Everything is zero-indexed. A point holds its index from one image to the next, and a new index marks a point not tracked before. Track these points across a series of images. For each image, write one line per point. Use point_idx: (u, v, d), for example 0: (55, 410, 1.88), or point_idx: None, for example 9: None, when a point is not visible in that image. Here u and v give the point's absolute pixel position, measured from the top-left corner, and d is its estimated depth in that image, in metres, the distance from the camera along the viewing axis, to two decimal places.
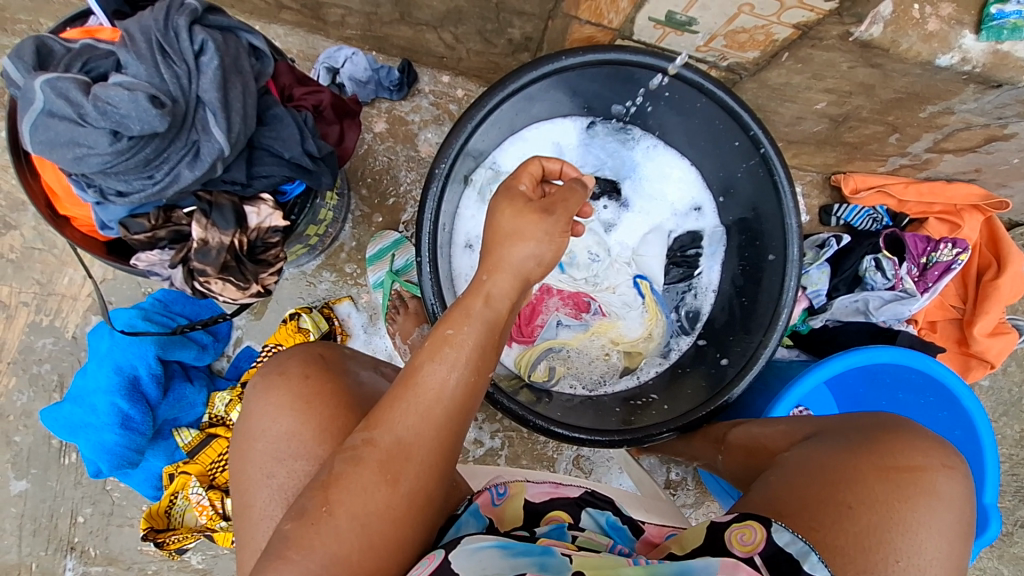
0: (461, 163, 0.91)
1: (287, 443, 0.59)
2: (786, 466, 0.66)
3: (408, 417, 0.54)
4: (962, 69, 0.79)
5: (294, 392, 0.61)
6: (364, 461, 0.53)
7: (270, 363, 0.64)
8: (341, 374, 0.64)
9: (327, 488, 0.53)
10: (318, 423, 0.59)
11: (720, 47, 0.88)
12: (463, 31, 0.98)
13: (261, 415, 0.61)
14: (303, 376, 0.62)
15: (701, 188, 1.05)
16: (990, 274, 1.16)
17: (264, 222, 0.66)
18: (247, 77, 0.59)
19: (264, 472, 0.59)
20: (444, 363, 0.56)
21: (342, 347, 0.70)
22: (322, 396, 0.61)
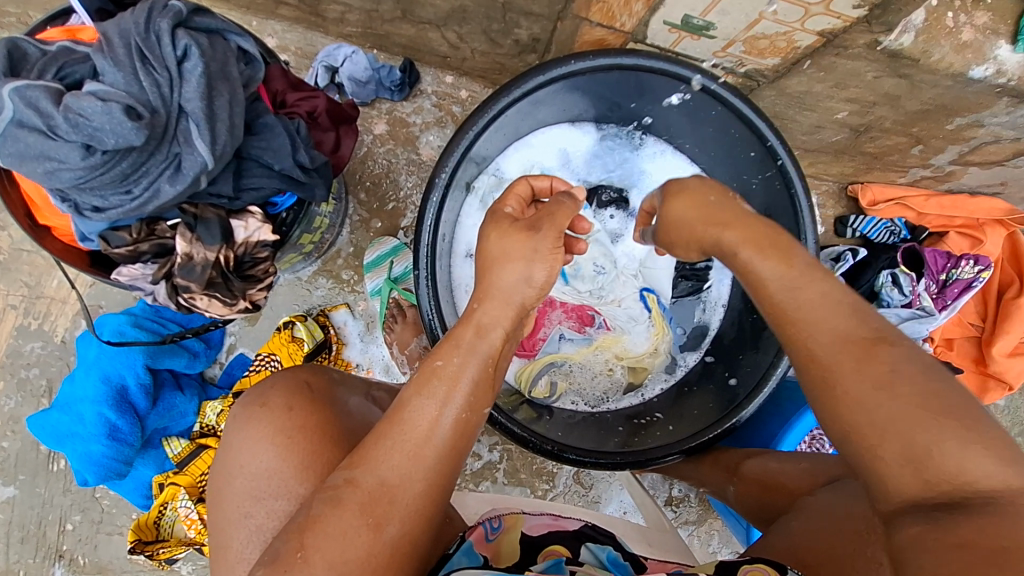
0: (464, 169, 0.87)
1: (268, 481, 0.55)
2: (812, 513, 0.63)
3: (393, 455, 0.52)
4: (997, 81, 0.75)
5: (276, 426, 0.57)
6: (343, 503, 0.50)
7: (253, 393, 0.60)
8: (329, 406, 0.61)
9: (303, 533, 0.49)
10: (299, 461, 0.55)
11: (738, 53, 0.84)
12: (467, 30, 0.94)
13: (238, 450, 0.57)
14: (287, 408, 0.58)
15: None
16: (1012, 292, 1.12)
17: (252, 237, 0.63)
18: (235, 84, 0.56)
19: (242, 511, 0.55)
20: (433, 398, 0.55)
21: (329, 372, 0.67)
22: (306, 430, 0.57)
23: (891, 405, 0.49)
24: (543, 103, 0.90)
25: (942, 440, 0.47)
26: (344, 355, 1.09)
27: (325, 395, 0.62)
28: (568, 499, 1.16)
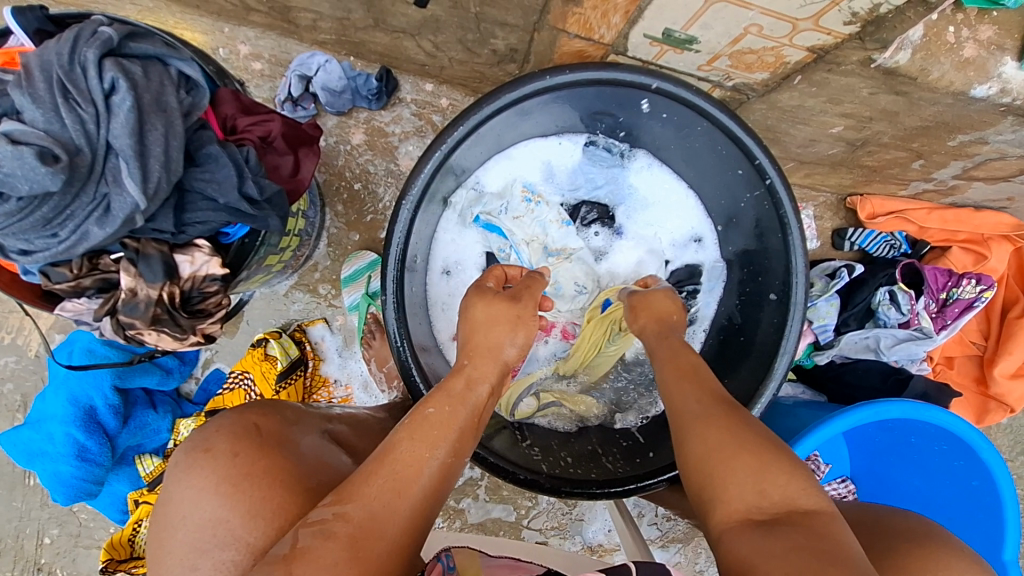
0: (440, 181, 0.83)
1: (213, 531, 0.52)
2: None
3: (384, 493, 0.49)
4: (1001, 101, 0.70)
5: (221, 474, 0.54)
6: (334, 536, 0.46)
7: (198, 436, 0.58)
8: (277, 447, 0.58)
9: (289, 563, 0.45)
10: (247, 508, 0.52)
11: (724, 67, 0.79)
12: (443, 39, 0.90)
13: (181, 500, 0.54)
14: (231, 454, 0.55)
15: (702, 217, 0.97)
16: (1016, 311, 1.07)
17: (199, 270, 0.61)
18: (171, 115, 0.54)
19: (188, 565, 0.51)
20: (422, 439, 0.53)
21: (282, 411, 0.65)
22: (252, 475, 0.54)
23: (738, 436, 0.58)
24: (525, 116, 0.85)
25: (774, 464, 0.55)
26: (322, 371, 1.06)
27: (276, 437, 0.59)
28: (550, 516, 1.14)
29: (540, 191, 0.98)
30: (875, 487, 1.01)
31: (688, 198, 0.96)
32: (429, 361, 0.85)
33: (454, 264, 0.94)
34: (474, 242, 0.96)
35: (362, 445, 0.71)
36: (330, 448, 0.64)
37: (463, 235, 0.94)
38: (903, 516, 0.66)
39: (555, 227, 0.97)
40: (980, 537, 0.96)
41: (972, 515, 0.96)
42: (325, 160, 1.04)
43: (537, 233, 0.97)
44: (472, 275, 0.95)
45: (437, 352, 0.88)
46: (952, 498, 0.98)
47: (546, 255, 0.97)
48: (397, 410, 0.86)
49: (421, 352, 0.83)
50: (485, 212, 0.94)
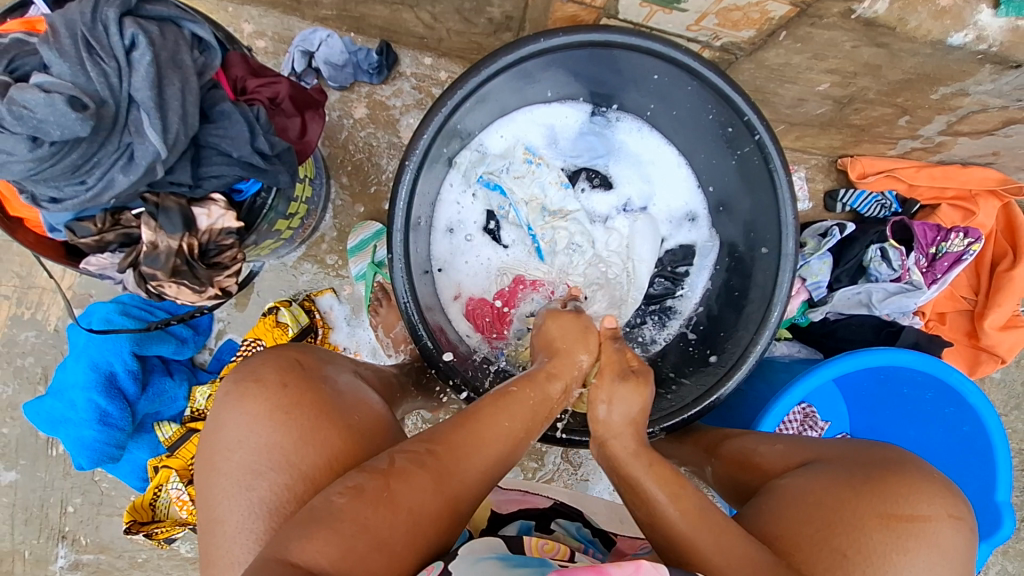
0: (444, 142, 0.86)
1: (267, 455, 0.55)
2: (785, 501, 0.66)
3: (471, 448, 0.57)
4: (978, 48, 0.73)
5: (272, 402, 0.58)
6: (426, 467, 0.54)
7: (244, 369, 0.61)
8: (319, 381, 0.61)
9: (387, 477, 0.52)
10: (298, 435, 0.56)
11: (711, 26, 0.82)
12: (440, 10, 0.93)
13: (233, 426, 0.57)
14: (281, 384, 0.59)
15: (698, 195, 1.00)
16: (1005, 264, 1.10)
17: (216, 223, 0.65)
18: (186, 73, 0.58)
19: (245, 484, 0.55)
20: (505, 411, 0.60)
21: (316, 351, 0.67)
22: (301, 405, 0.58)
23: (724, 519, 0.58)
24: (526, 79, 0.89)
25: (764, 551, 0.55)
26: (331, 339, 1.10)
27: (315, 372, 0.63)
28: (557, 477, 1.17)
29: (541, 155, 1.02)
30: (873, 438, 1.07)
31: (680, 164, 0.99)
32: (433, 317, 0.88)
33: (456, 222, 0.97)
34: (476, 201, 0.99)
35: (382, 389, 0.75)
36: (362, 388, 0.67)
37: (467, 195, 0.98)
38: (880, 448, 0.70)
39: (554, 188, 1.01)
40: (973, 482, 0.99)
41: (965, 460, 0.99)
42: (328, 135, 1.08)
43: (537, 194, 1.01)
44: (473, 233, 0.99)
45: (440, 311, 0.92)
46: (944, 446, 1.01)
47: (542, 214, 1.01)
48: (408, 368, 0.90)
49: (427, 311, 0.87)
50: (489, 171, 0.99)
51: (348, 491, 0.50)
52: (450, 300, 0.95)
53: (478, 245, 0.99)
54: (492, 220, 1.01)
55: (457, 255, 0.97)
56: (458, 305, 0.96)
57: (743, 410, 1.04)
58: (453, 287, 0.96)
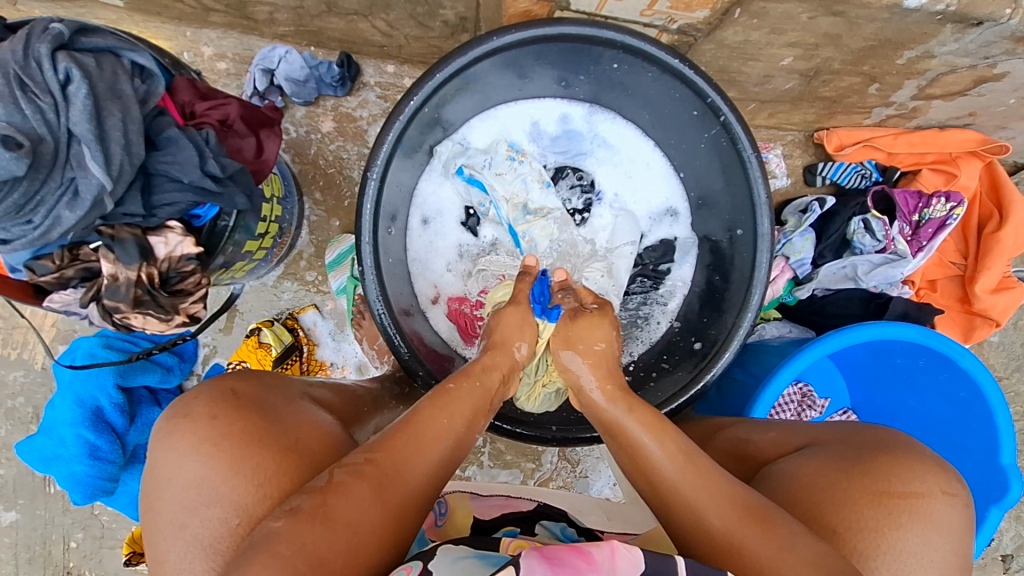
0: (416, 134, 0.86)
1: (198, 488, 0.55)
2: (779, 480, 0.65)
3: (414, 454, 0.57)
4: (935, 9, 0.72)
5: (199, 436, 0.57)
6: (365, 476, 0.53)
7: (177, 405, 0.61)
8: (256, 409, 0.61)
9: (324, 494, 0.51)
10: (228, 466, 0.56)
11: (665, 9, 0.80)
12: (395, 16, 0.93)
13: (166, 463, 0.57)
14: (210, 416, 0.59)
15: (678, 191, 0.98)
16: (992, 226, 1.08)
17: (174, 251, 0.65)
18: (127, 101, 0.59)
19: (178, 523, 0.55)
20: (444, 410, 0.62)
21: (261, 377, 0.67)
22: (231, 436, 0.57)
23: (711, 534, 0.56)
24: (500, 72, 0.88)
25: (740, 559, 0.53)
26: (317, 356, 1.10)
27: (253, 400, 0.62)
28: (555, 476, 1.17)
29: (524, 150, 0.99)
30: (874, 411, 1.08)
31: (656, 155, 0.98)
32: (410, 322, 0.88)
33: (432, 215, 0.97)
34: (454, 195, 0.98)
35: (341, 408, 0.75)
36: (308, 407, 0.67)
37: (447, 186, 0.97)
38: (874, 428, 0.68)
39: (536, 186, 0.98)
40: (980, 446, 0.96)
41: (964, 426, 0.97)
42: (297, 151, 1.08)
43: (517, 191, 0.98)
44: (450, 227, 0.98)
45: (418, 313, 0.91)
46: (946, 412, 0.99)
47: (523, 212, 0.98)
48: (389, 381, 0.89)
49: (401, 315, 0.86)
50: (468, 165, 0.96)
51: (284, 513, 0.49)
52: (428, 304, 0.94)
53: (454, 237, 0.98)
54: (471, 215, 1.00)
55: (433, 252, 0.96)
56: (437, 307, 0.95)
57: (736, 396, 1.04)
58: (430, 287, 0.95)
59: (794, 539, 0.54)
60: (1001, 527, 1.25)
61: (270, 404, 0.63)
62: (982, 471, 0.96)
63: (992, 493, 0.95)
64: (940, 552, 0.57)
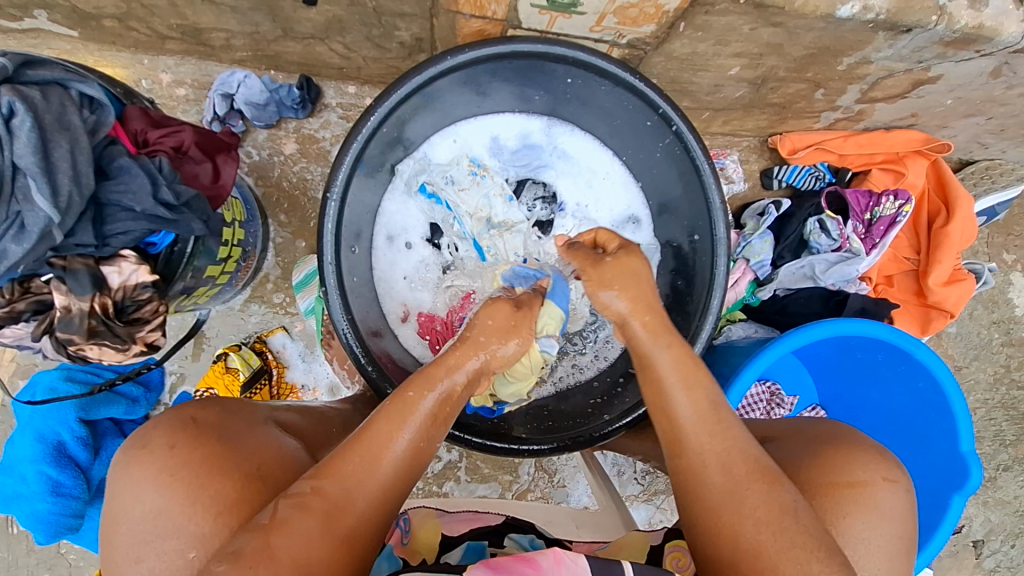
0: (376, 154, 0.88)
1: (154, 522, 0.55)
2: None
3: (359, 475, 0.57)
4: (867, 18, 0.76)
5: (159, 465, 0.57)
6: (311, 510, 0.54)
7: (136, 435, 0.61)
8: (216, 437, 0.61)
9: (268, 534, 0.52)
10: (185, 496, 0.56)
11: (613, 26, 0.82)
12: (351, 39, 0.94)
13: (123, 495, 0.57)
14: (168, 446, 0.58)
15: (638, 199, 1.00)
16: (940, 221, 1.12)
17: (129, 280, 0.64)
18: (76, 133, 0.59)
19: (133, 557, 0.55)
20: (398, 425, 0.61)
21: (224, 404, 0.67)
22: (190, 464, 0.57)
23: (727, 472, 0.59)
24: (456, 89, 0.89)
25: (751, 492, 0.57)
26: (287, 378, 1.08)
27: (213, 429, 0.62)
28: (534, 488, 1.17)
29: (485, 165, 1.01)
30: (840, 406, 1.11)
31: (615, 164, 1.00)
32: (379, 342, 0.89)
33: (397, 232, 0.97)
34: (419, 213, 0.99)
35: (307, 431, 0.74)
36: (271, 432, 0.67)
37: (411, 204, 0.98)
38: (825, 424, 0.70)
39: (499, 201, 1.00)
40: (940, 434, 0.98)
41: (926, 416, 0.99)
42: (260, 174, 1.08)
43: (481, 206, 1.01)
44: (415, 243, 0.99)
45: (387, 334, 0.92)
46: (906, 402, 1.01)
47: (488, 227, 1.01)
48: (360, 402, 0.89)
49: (369, 336, 0.87)
50: (431, 182, 0.98)
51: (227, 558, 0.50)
52: (397, 322, 0.95)
53: (420, 255, 0.99)
54: (436, 232, 1.00)
55: (399, 271, 0.97)
56: (407, 325, 0.95)
57: None
58: (398, 306, 0.95)
59: (798, 504, 0.55)
60: (970, 513, 1.29)
61: (230, 430, 0.63)
62: (944, 458, 0.99)
63: (953, 479, 0.98)
64: (887, 537, 0.59)
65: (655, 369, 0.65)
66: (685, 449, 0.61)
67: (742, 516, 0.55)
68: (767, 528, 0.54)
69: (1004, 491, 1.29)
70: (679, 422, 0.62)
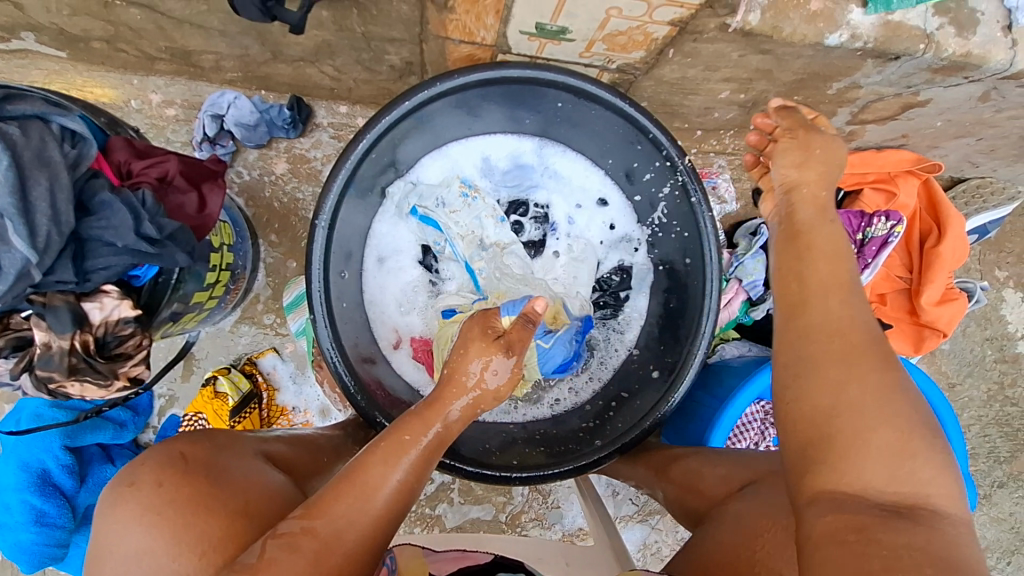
0: (366, 178, 0.87)
1: (139, 561, 0.55)
2: (729, 525, 0.69)
3: (349, 514, 0.57)
4: (855, 46, 0.76)
5: (145, 503, 0.57)
6: (300, 550, 0.54)
7: (123, 472, 0.60)
8: (204, 474, 0.60)
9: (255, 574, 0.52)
10: (170, 534, 0.55)
11: (603, 51, 0.82)
12: (341, 62, 0.94)
13: (109, 534, 0.57)
14: (156, 484, 0.58)
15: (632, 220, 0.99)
16: (932, 240, 1.12)
17: (110, 315, 0.63)
18: (56, 169, 0.58)
19: None
20: (389, 465, 0.61)
21: (214, 438, 0.67)
22: (176, 502, 0.57)
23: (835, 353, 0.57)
24: (445, 112, 0.89)
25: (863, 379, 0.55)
26: (278, 401, 1.08)
27: (203, 464, 0.61)
28: (527, 509, 1.17)
29: (477, 186, 1.00)
30: None
31: (607, 185, 0.99)
32: (370, 368, 0.88)
33: (388, 254, 0.96)
34: (410, 235, 0.98)
35: (296, 461, 0.74)
36: (258, 465, 0.66)
37: (402, 227, 0.97)
38: None
39: (490, 223, 0.99)
40: None
41: None
42: (251, 194, 1.07)
43: (472, 228, 0.99)
44: (407, 266, 0.98)
45: (379, 360, 0.91)
46: None
47: (479, 248, 0.99)
48: (351, 426, 0.88)
49: (360, 362, 0.87)
50: (422, 205, 0.97)
51: None
52: (390, 348, 0.94)
53: (412, 277, 0.98)
54: (428, 254, 0.99)
55: (390, 295, 0.96)
56: (401, 350, 0.95)
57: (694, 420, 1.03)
58: (390, 331, 0.95)
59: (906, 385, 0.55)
60: None
61: (217, 464, 0.62)
62: None
63: None
64: None
65: (813, 244, 0.63)
66: (809, 307, 0.60)
67: (851, 382, 0.54)
68: (872, 395, 0.53)
69: (998, 508, 1.29)
70: (809, 285, 0.61)
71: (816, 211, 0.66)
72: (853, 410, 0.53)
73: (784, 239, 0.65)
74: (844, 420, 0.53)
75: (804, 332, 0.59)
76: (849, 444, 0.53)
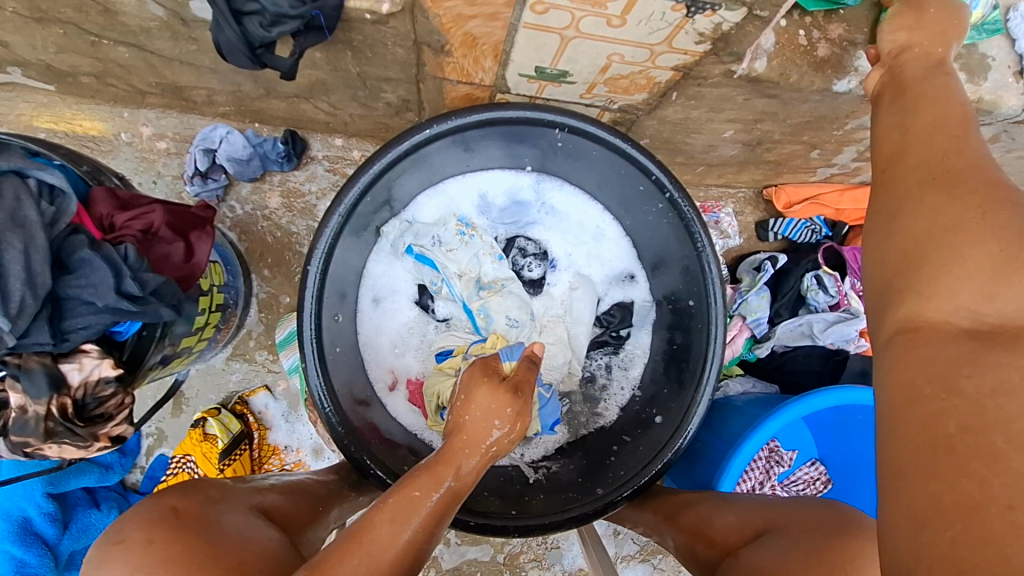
0: (359, 219, 0.85)
1: None
2: None
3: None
4: (863, 92, 0.74)
5: (134, 563, 0.53)
6: None
7: (109, 530, 0.57)
8: (198, 530, 0.57)
9: None
10: None
11: (604, 93, 0.80)
12: (337, 99, 0.92)
13: None
14: (145, 542, 0.55)
15: (632, 257, 0.97)
16: None
17: (90, 375, 0.61)
18: (31, 230, 0.56)
19: None
20: (400, 524, 0.56)
21: (206, 491, 0.64)
22: (166, 562, 0.53)
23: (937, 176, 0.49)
24: (439, 152, 0.86)
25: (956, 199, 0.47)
26: (269, 440, 1.05)
27: (196, 521, 0.58)
28: (525, 550, 1.14)
29: (473, 223, 0.98)
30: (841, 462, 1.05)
31: (605, 220, 0.96)
32: (364, 413, 0.85)
33: (384, 294, 0.94)
34: (405, 275, 0.95)
35: (290, 512, 0.71)
36: (252, 520, 0.63)
37: (398, 265, 0.94)
38: (828, 513, 0.68)
39: (487, 260, 0.97)
40: None
41: None
42: (244, 229, 1.05)
43: (469, 267, 0.96)
44: (402, 306, 0.95)
45: (375, 403, 0.88)
46: None
47: (477, 288, 0.96)
48: (346, 471, 0.85)
49: (352, 407, 0.84)
50: (417, 243, 0.94)
51: None
52: (386, 391, 0.91)
53: (407, 316, 0.95)
54: (424, 293, 0.97)
55: (384, 335, 0.93)
56: (397, 393, 0.92)
57: (700, 458, 0.99)
58: (386, 374, 0.92)
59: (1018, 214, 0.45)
60: None
61: (210, 519, 0.59)
62: None
63: None
64: None
65: (923, 94, 0.54)
66: (909, 150, 0.52)
67: (949, 204, 0.47)
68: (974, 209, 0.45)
69: None
70: (912, 130, 0.53)
71: (931, 65, 0.56)
72: (948, 234, 0.46)
73: (889, 99, 0.56)
74: (933, 249, 0.46)
75: (904, 166, 0.52)
76: (936, 267, 0.46)
